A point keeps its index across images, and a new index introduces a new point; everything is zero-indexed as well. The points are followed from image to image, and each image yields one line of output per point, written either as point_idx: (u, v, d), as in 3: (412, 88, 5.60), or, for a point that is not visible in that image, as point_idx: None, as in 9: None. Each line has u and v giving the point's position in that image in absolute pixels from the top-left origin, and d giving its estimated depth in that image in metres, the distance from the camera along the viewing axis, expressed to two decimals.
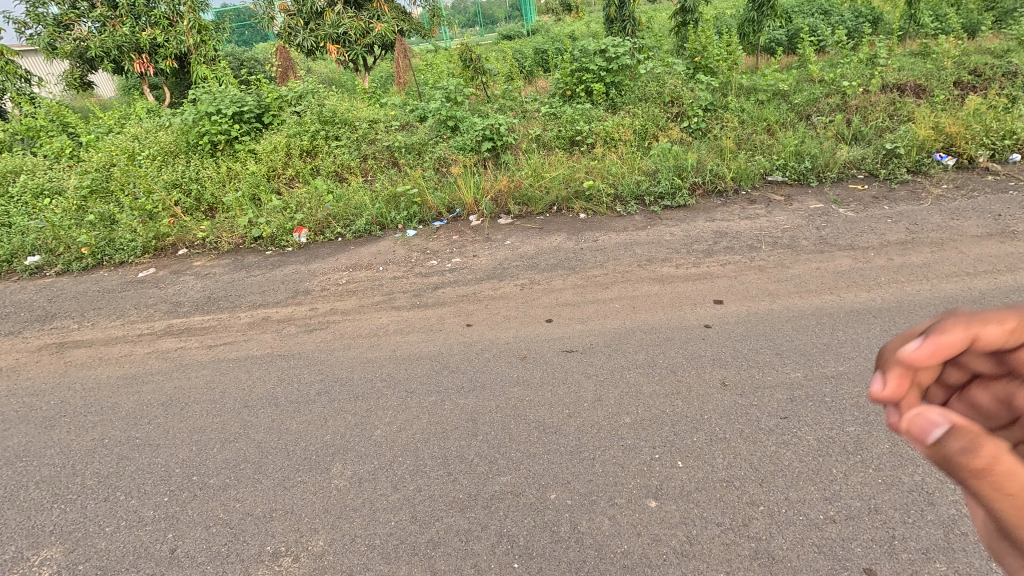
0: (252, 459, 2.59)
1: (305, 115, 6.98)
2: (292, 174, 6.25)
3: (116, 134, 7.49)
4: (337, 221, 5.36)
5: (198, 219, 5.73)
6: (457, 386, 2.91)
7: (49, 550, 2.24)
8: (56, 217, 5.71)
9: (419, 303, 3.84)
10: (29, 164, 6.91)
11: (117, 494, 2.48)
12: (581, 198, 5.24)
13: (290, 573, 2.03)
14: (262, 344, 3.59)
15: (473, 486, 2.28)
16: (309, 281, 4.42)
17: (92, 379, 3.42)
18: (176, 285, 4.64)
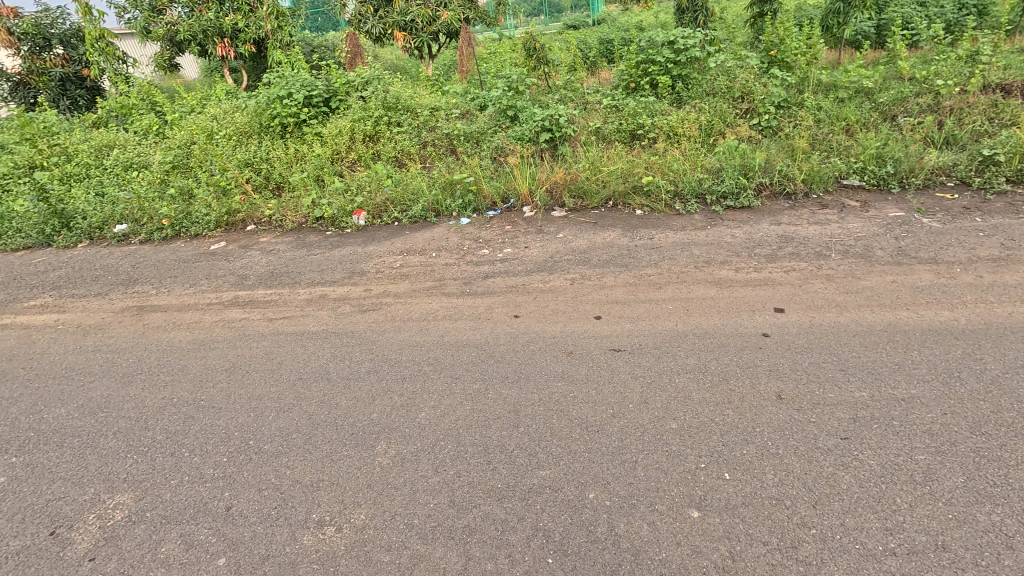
0: (304, 429, 2.71)
1: (370, 101, 7.17)
2: (355, 158, 6.44)
3: (197, 114, 7.97)
4: (395, 206, 5.50)
5: (266, 197, 6.03)
6: (502, 376, 2.92)
7: (123, 495, 2.44)
8: (142, 190, 6.17)
9: (468, 291, 3.88)
10: (122, 140, 7.49)
11: (182, 450, 2.67)
12: (639, 194, 5.10)
13: (332, 542, 2.11)
14: (318, 320, 3.74)
15: (512, 477, 2.29)
16: (365, 262, 4.56)
17: (166, 342, 3.69)
18: (243, 260, 4.90)
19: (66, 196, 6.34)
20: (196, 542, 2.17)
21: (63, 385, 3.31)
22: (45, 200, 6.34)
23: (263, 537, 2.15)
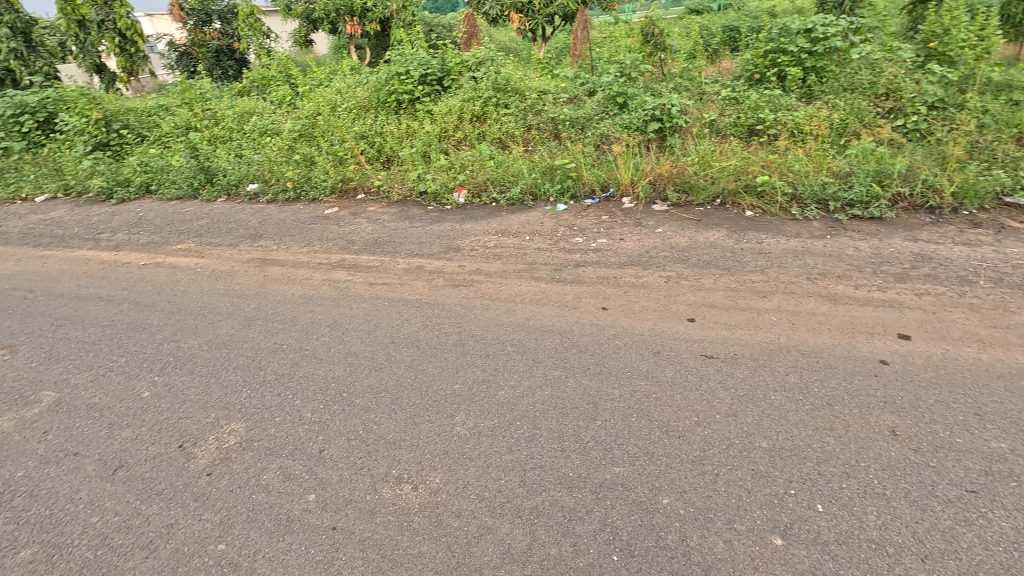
0: (392, 390, 2.89)
1: (481, 82, 7.32)
2: (461, 137, 6.62)
3: (325, 87, 8.61)
4: (495, 186, 5.60)
5: (377, 169, 6.41)
6: (584, 367, 2.90)
7: (236, 423, 2.76)
8: (273, 154, 6.82)
9: (558, 278, 3.87)
10: (260, 108, 8.29)
11: (287, 392, 2.95)
12: (751, 193, 4.76)
13: (408, 499, 2.23)
14: (414, 290, 3.94)
15: (585, 468, 2.28)
16: (461, 239, 4.71)
17: (281, 294, 4.08)
18: (352, 226, 5.27)
19: (212, 156, 7.18)
20: (292, 475, 2.40)
21: (197, 320, 3.79)
22: (196, 157, 7.22)
23: (349, 482, 2.34)
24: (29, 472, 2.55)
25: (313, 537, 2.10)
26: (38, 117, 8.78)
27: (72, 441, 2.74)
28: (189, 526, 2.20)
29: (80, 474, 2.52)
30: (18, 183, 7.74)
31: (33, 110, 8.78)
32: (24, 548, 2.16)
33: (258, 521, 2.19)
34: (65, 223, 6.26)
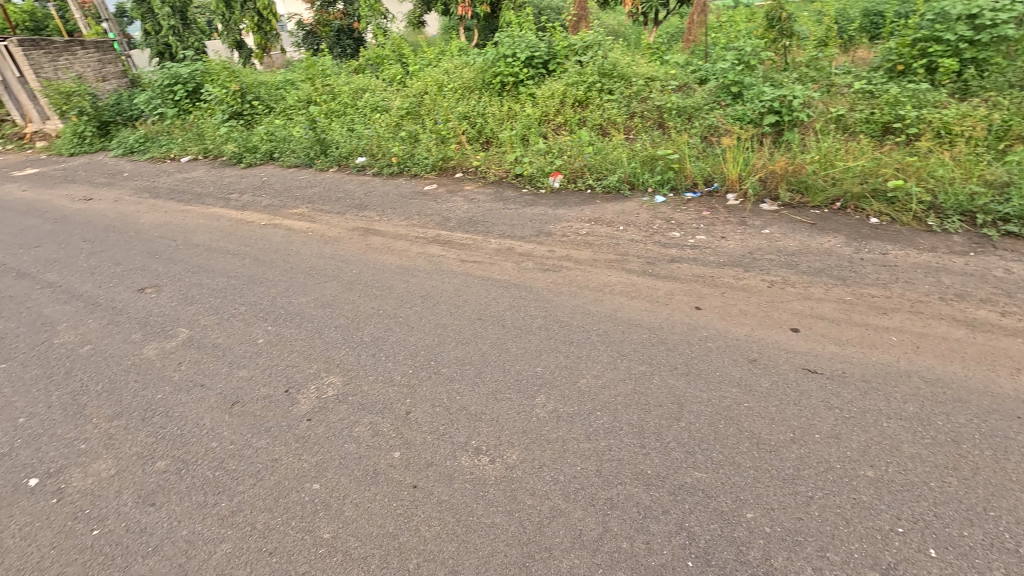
0: (476, 364, 2.98)
1: (587, 66, 7.19)
2: (561, 121, 6.57)
3: (433, 67, 8.90)
4: (592, 173, 5.52)
5: (476, 149, 6.55)
6: (672, 365, 2.80)
7: (334, 377, 2.99)
8: (381, 130, 7.19)
9: (650, 272, 3.75)
10: (373, 86, 8.75)
11: (380, 354, 3.15)
12: (879, 198, 4.30)
13: (485, 471, 2.30)
14: (503, 270, 4.01)
15: (664, 468, 2.22)
16: (553, 224, 4.70)
17: (380, 262, 4.33)
18: (448, 203, 5.45)
19: (328, 129, 7.71)
20: (380, 431, 2.57)
21: (306, 280, 4.13)
22: (314, 130, 7.80)
23: (431, 446, 2.46)
24: (166, 396, 2.95)
25: (396, 492, 2.24)
26: (188, 87, 9.91)
27: (200, 374, 3.12)
28: (290, 462, 2.43)
29: (205, 403, 2.87)
30: (169, 145, 8.83)
31: (185, 81, 9.93)
32: (160, 459, 2.51)
33: (349, 469, 2.37)
34: (204, 183, 7.06)
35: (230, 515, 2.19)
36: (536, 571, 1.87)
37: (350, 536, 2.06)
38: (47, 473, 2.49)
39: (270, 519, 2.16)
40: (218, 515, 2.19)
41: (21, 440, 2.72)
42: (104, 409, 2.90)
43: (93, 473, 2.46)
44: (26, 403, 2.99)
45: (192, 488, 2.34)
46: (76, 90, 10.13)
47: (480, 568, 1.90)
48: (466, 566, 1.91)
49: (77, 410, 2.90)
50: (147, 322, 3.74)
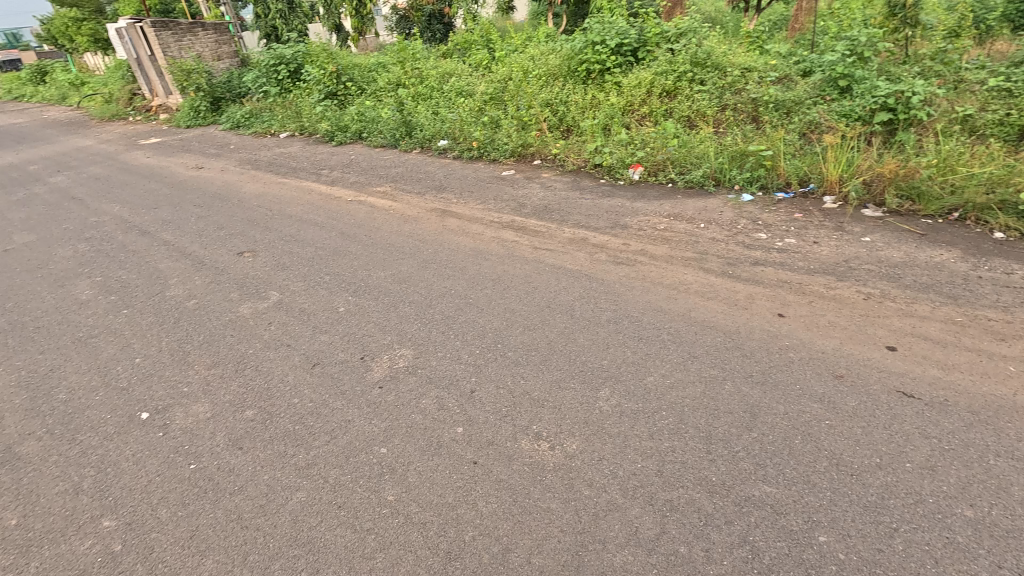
0: (542, 351, 3.00)
1: (679, 55, 6.90)
2: (646, 112, 6.36)
3: (519, 53, 8.90)
4: (674, 166, 5.32)
5: (556, 137, 6.50)
6: (747, 373, 2.67)
7: (405, 350, 3.12)
8: (464, 114, 7.31)
9: (730, 273, 3.58)
10: (459, 70, 8.91)
11: (449, 332, 3.24)
12: (1007, 211, 3.82)
13: (544, 456, 2.32)
14: (575, 260, 3.98)
15: (730, 477, 2.13)
16: (630, 217, 4.59)
17: (454, 244, 4.43)
18: (525, 190, 5.47)
19: (414, 112, 7.95)
20: (445, 406, 2.66)
21: (385, 255, 4.33)
22: (400, 112, 8.08)
23: (493, 426, 2.51)
24: (256, 351, 3.22)
25: (457, 466, 2.31)
26: (290, 68, 10.57)
27: (286, 335, 3.37)
28: (361, 425, 2.58)
29: (290, 362, 3.10)
30: (270, 122, 9.50)
31: (288, 62, 10.60)
32: (249, 408, 2.75)
33: (414, 438, 2.48)
34: (299, 158, 7.55)
35: (306, 467, 2.36)
36: (588, 562, 1.87)
37: (412, 501, 2.16)
38: (156, 409, 2.81)
39: (341, 475, 2.31)
40: (295, 465, 2.38)
41: (137, 377, 3.08)
42: (205, 358, 3.21)
43: (193, 414, 2.75)
44: (143, 345, 3.38)
45: (274, 437, 2.55)
46: (194, 68, 11.05)
47: (533, 549, 1.93)
48: (519, 545, 1.95)
49: (183, 357, 3.24)
50: (244, 283, 4.08)
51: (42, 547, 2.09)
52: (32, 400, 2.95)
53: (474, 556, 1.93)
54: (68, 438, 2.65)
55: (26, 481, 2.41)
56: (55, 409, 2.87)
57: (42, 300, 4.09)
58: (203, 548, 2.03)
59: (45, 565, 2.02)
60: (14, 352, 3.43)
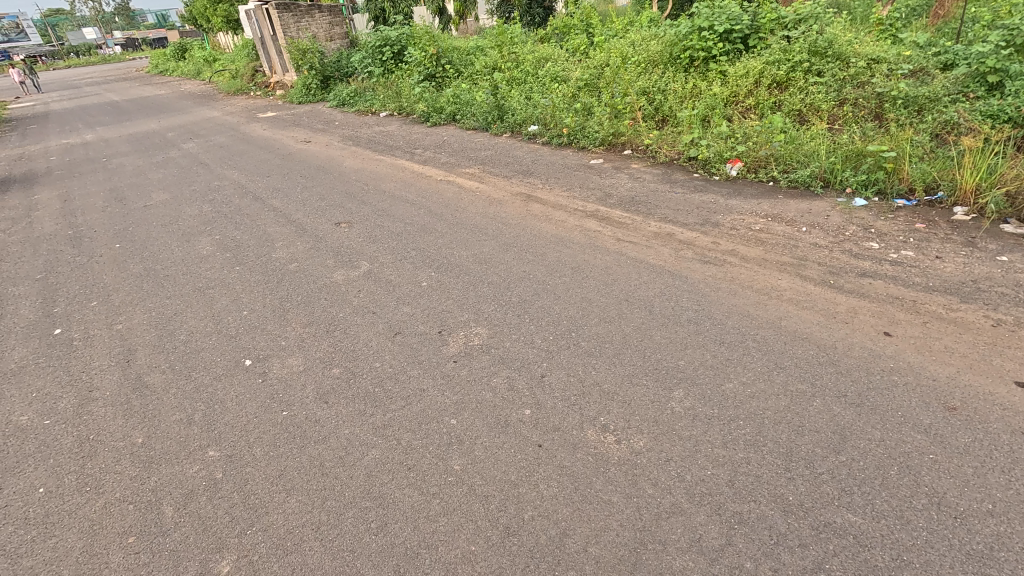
0: (616, 344, 2.95)
1: (795, 43, 6.38)
2: (751, 104, 5.97)
3: (619, 39, 8.65)
4: (778, 164, 4.96)
5: (649, 127, 6.28)
6: (840, 392, 2.46)
7: (480, 329, 3.21)
8: (557, 100, 7.24)
9: (830, 283, 3.30)
10: (556, 55, 8.83)
11: (525, 316, 3.28)
12: None
13: (609, 449, 2.30)
14: (659, 255, 3.85)
15: (810, 499, 2.00)
16: (722, 215, 4.36)
17: (536, 229, 4.45)
18: (612, 180, 5.35)
19: (507, 96, 8.01)
20: (516, 387, 2.71)
21: (469, 235, 4.44)
22: (494, 96, 8.17)
23: (561, 412, 2.52)
24: (346, 316, 3.46)
25: (522, 446, 2.36)
26: (394, 50, 11.02)
27: (373, 303, 3.58)
28: (434, 396, 2.70)
29: (374, 329, 3.30)
30: (373, 102, 10.01)
31: (392, 44, 11.04)
32: (336, 366, 2.98)
33: (483, 414, 2.55)
34: (395, 137, 7.90)
35: (382, 427, 2.52)
36: (646, 560, 1.84)
37: (476, 473, 2.24)
38: (257, 358, 3.11)
39: (412, 440, 2.44)
40: (372, 424, 2.54)
41: (243, 328, 3.42)
42: (301, 317, 3.50)
43: (288, 366, 3.01)
44: (250, 300, 3.75)
45: (356, 396, 2.73)
46: (309, 47, 11.84)
47: (590, 538, 1.93)
48: (576, 532, 1.96)
49: (282, 314, 3.55)
50: (339, 252, 4.37)
51: (160, 465, 2.40)
52: (159, 338, 3.38)
53: (532, 535, 1.96)
54: (186, 374, 3.02)
55: (151, 406, 2.78)
56: (177, 348, 3.27)
57: (171, 252, 4.64)
58: (288, 487, 2.24)
59: (162, 480, 2.33)
60: (147, 295, 3.93)
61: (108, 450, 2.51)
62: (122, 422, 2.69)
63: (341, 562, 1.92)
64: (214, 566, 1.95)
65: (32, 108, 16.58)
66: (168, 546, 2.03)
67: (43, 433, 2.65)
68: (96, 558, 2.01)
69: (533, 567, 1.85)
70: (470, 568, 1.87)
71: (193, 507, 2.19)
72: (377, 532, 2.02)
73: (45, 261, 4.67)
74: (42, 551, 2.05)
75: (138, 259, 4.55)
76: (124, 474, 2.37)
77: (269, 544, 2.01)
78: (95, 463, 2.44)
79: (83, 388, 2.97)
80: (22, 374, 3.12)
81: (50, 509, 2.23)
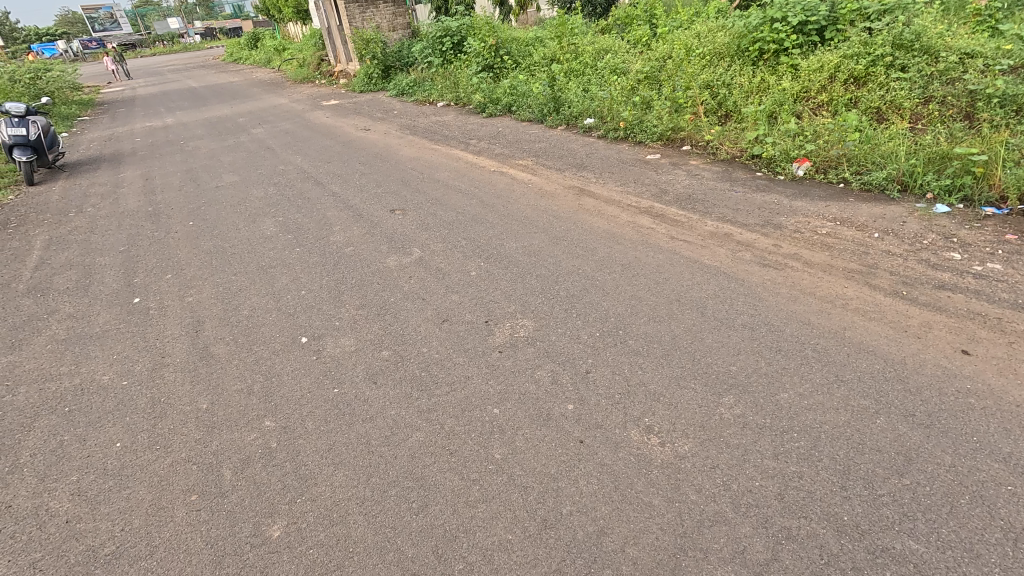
0: (665, 344, 2.88)
1: (878, 36, 5.96)
2: (824, 100, 5.63)
3: (684, 30, 8.37)
4: (850, 165, 4.68)
5: (712, 122, 6.05)
6: (908, 411, 2.30)
7: (526, 321, 3.21)
8: (615, 92, 7.07)
9: (903, 294, 3.08)
10: (617, 47, 8.64)
11: (572, 311, 3.26)
12: None
13: (652, 450, 2.26)
14: (715, 255, 3.72)
15: (868, 522, 1.88)
16: (786, 217, 4.15)
17: (588, 223, 4.40)
18: (669, 176, 5.20)
19: (564, 88, 7.91)
20: (559, 381, 2.70)
21: (519, 227, 4.45)
22: (551, 87, 8.08)
23: (604, 409, 2.49)
24: (397, 300, 3.55)
25: (563, 440, 2.35)
26: (454, 40, 11.10)
27: (423, 290, 3.66)
28: (478, 384, 2.73)
29: (423, 314, 3.37)
30: (431, 92, 10.18)
31: (452, 34, 11.13)
32: (385, 349, 3.06)
33: (526, 406, 2.56)
34: (451, 127, 7.99)
35: (427, 411, 2.58)
36: (685, 566, 1.80)
37: (517, 464, 2.26)
38: (313, 336, 3.25)
39: (455, 425, 2.48)
40: (418, 407, 2.60)
41: (301, 307, 3.58)
42: (354, 299, 3.62)
43: (340, 345, 3.14)
44: (308, 280, 3.91)
45: (403, 379, 2.81)
46: (373, 37, 12.14)
47: (629, 539, 1.91)
48: (615, 531, 1.94)
49: (338, 295, 3.68)
50: (392, 238, 4.49)
51: (222, 430, 2.56)
52: (225, 311, 3.59)
53: (570, 530, 1.96)
54: (247, 347, 3.19)
55: (216, 375, 2.97)
56: (241, 322, 3.46)
57: (238, 232, 4.91)
58: (337, 461, 2.34)
59: (222, 445, 2.48)
60: (216, 271, 4.19)
61: (177, 413, 2.70)
62: (190, 387, 2.89)
63: (383, 538, 1.98)
64: (266, 530, 2.06)
65: (121, 93, 17.89)
66: (225, 507, 2.17)
67: (121, 393, 2.88)
68: (163, 511, 2.17)
69: (569, 562, 1.85)
70: (506, 555, 1.89)
71: (250, 472, 2.32)
72: (418, 512, 2.08)
73: (128, 235, 5.05)
74: (117, 500, 2.24)
75: (208, 237, 4.84)
76: (189, 436, 2.55)
77: (316, 514, 2.11)
78: (165, 424, 2.63)
79: (156, 353, 3.20)
80: (105, 337, 3.40)
81: (125, 462, 2.43)
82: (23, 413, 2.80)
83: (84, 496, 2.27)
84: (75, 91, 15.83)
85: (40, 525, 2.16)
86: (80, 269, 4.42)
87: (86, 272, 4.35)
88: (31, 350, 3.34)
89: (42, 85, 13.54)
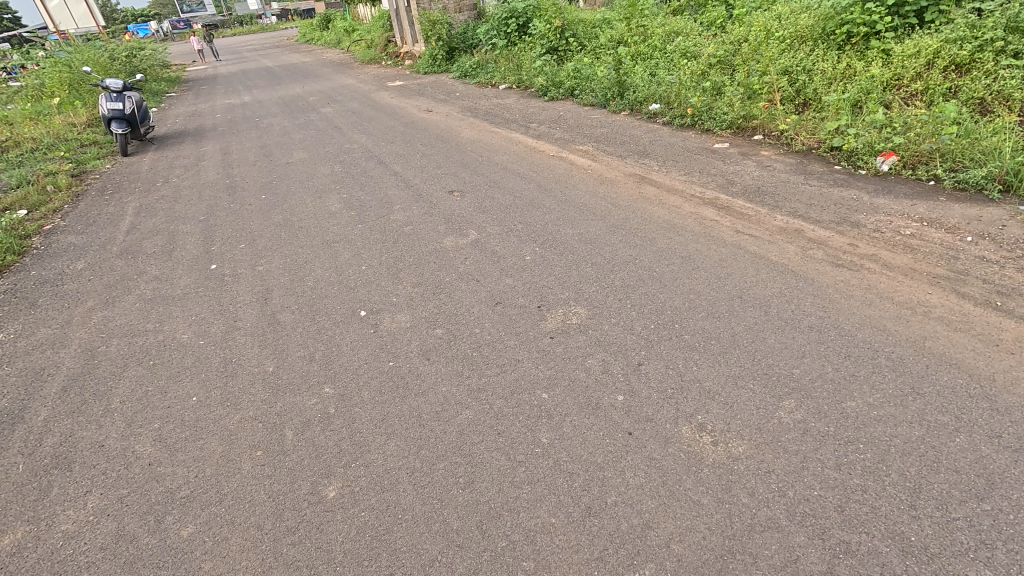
0: (723, 341, 2.78)
1: (988, 20, 5.41)
2: (919, 89, 5.17)
3: (763, 11, 7.90)
4: (944, 161, 4.29)
5: (788, 111, 5.70)
6: (994, 432, 2.12)
7: (578, 309, 3.18)
8: (684, 77, 6.77)
9: (996, 305, 2.81)
10: (688, 29, 8.29)
11: (627, 301, 3.20)
12: None
13: (703, 450, 2.20)
14: (782, 252, 3.53)
15: (938, 545, 1.75)
16: (865, 214, 3.87)
17: (647, 213, 4.29)
18: (738, 167, 4.96)
19: (630, 71, 7.65)
20: (610, 370, 2.67)
21: (576, 213, 4.40)
22: (617, 71, 7.85)
23: (655, 403, 2.45)
24: (452, 280, 3.62)
25: (611, 431, 2.33)
26: (519, 22, 11.00)
27: (477, 271, 3.70)
28: (529, 367, 2.75)
29: (477, 296, 3.41)
30: (494, 74, 10.18)
31: (518, 16, 11.01)
32: (439, 327, 3.14)
33: (575, 393, 2.56)
34: (513, 110, 7.96)
35: (477, 391, 2.62)
36: (732, 568, 1.75)
37: (563, 450, 2.26)
38: (371, 310, 3.38)
39: (504, 406, 2.52)
40: (468, 386, 2.66)
41: (361, 281, 3.72)
42: (411, 277, 3.71)
43: (396, 321, 3.24)
44: (368, 256, 4.05)
45: (454, 358, 2.87)
46: (439, 19, 12.23)
47: (675, 536, 1.88)
48: (661, 526, 1.91)
49: (396, 273, 3.79)
50: (450, 219, 4.55)
51: (286, 393, 2.72)
52: (292, 282, 3.79)
53: (614, 520, 1.95)
54: (311, 316, 3.36)
55: (282, 341, 3.15)
56: (306, 292, 3.64)
57: (306, 207, 5.13)
58: (388, 432, 2.43)
59: (285, 407, 2.63)
60: (284, 243, 4.41)
61: (246, 373, 2.89)
62: (258, 351, 3.08)
63: (430, 509, 2.05)
64: (323, 489, 2.18)
65: (204, 72, 18.98)
66: (286, 465, 2.31)
67: (198, 351, 3.11)
68: (231, 462, 2.34)
69: (611, 552, 1.84)
70: (548, 538, 1.91)
71: (310, 434, 2.46)
72: (464, 487, 2.13)
73: (207, 205, 5.40)
74: (192, 449, 2.43)
75: (279, 210, 5.10)
76: (256, 396, 2.72)
77: (369, 479, 2.20)
78: (236, 383, 2.83)
79: (229, 317, 3.43)
80: (185, 300, 3.67)
81: (199, 415, 2.63)
82: (115, 363, 3.08)
83: (164, 443, 2.48)
84: (164, 69, 16.93)
85: (127, 465, 2.38)
86: (165, 235, 4.78)
87: (171, 238, 4.70)
88: (122, 307, 3.66)
89: (137, 64, 14.57)
